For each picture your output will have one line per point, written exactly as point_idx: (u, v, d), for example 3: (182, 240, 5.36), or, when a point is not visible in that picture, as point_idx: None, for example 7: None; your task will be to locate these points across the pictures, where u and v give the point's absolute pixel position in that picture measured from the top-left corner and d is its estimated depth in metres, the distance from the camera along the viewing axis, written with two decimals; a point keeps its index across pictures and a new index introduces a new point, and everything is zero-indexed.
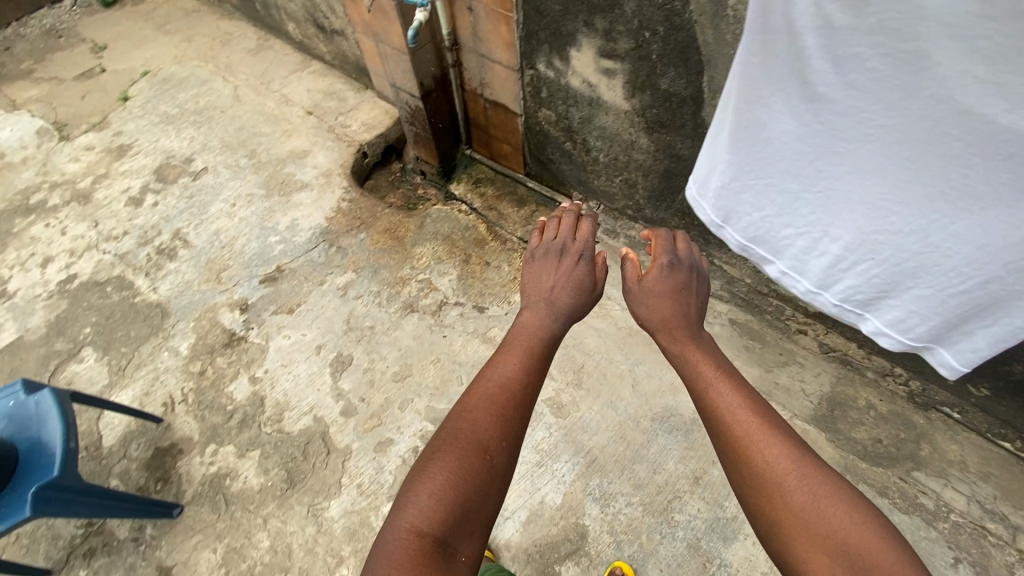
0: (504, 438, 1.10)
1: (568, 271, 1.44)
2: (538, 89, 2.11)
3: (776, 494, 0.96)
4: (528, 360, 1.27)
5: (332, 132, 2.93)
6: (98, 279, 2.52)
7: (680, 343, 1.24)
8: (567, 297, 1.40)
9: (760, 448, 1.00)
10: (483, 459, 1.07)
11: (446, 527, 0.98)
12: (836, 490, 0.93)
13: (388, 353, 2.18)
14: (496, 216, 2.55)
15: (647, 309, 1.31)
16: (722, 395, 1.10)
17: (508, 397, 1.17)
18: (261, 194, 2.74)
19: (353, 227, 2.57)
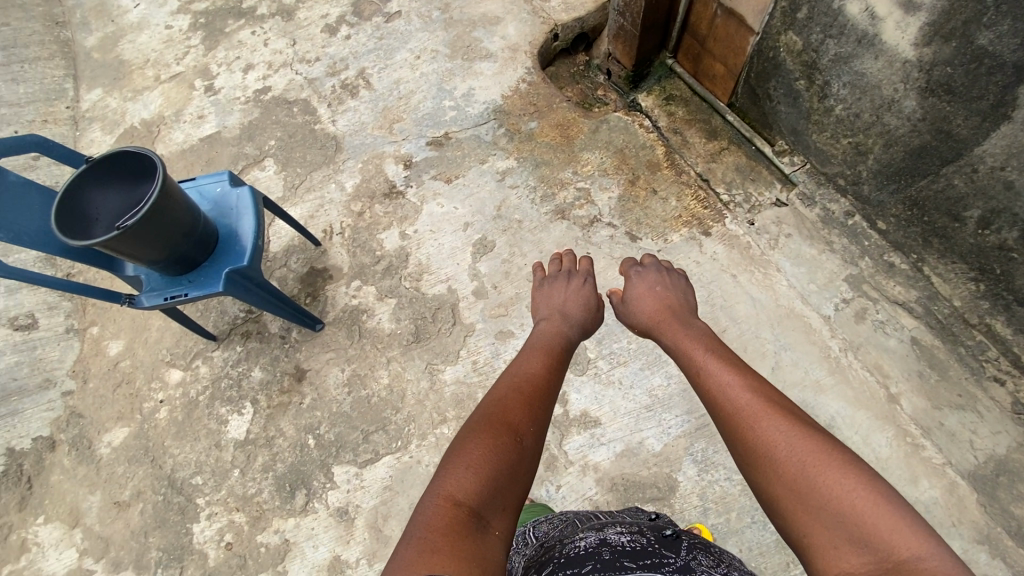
0: (529, 426, 1.16)
1: (581, 294, 1.68)
2: (796, 7, 1.81)
3: (772, 465, 0.94)
4: (549, 360, 1.42)
5: (529, 4, 2.72)
6: (288, 98, 2.65)
7: (681, 338, 1.38)
8: (584, 313, 1.63)
9: (756, 424, 1.01)
10: (512, 441, 1.10)
11: (480, 497, 0.97)
12: (830, 457, 0.90)
13: (530, 251, 2.16)
14: (678, 143, 2.29)
15: (644, 315, 1.55)
16: (728, 381, 1.13)
17: (532, 394, 1.25)
18: (446, 53, 2.67)
19: (526, 113, 2.46)
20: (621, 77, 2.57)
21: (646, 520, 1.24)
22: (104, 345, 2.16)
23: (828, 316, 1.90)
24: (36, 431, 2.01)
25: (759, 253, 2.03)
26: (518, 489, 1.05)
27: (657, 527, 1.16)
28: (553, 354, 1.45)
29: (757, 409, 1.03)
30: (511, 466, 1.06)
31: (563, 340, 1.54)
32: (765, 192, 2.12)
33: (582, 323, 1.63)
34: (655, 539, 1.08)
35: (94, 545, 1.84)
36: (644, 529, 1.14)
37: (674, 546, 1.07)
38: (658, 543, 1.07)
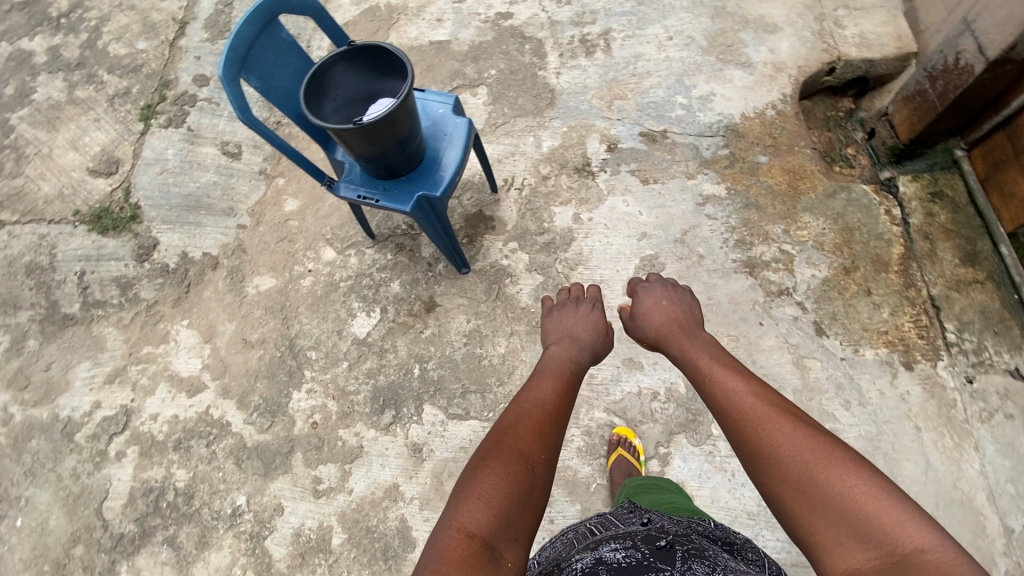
0: (541, 447, 1.10)
1: (592, 323, 1.58)
2: None
3: (776, 466, 0.92)
4: (564, 382, 1.35)
5: (818, 23, 2.34)
6: (525, 32, 2.56)
7: (691, 349, 1.33)
8: (594, 337, 1.53)
9: (764, 432, 0.98)
10: (526, 466, 1.05)
11: (492, 528, 0.93)
12: (835, 458, 0.87)
13: (698, 293, 1.97)
14: (923, 251, 1.93)
15: (651, 330, 1.46)
16: (733, 393, 1.10)
17: (546, 415, 1.20)
18: (702, 45, 2.40)
19: (760, 144, 2.17)
20: (885, 146, 2.19)
21: (638, 527, 1.06)
22: (283, 199, 2.33)
23: (1013, 530, 1.57)
24: (206, 248, 2.23)
25: (962, 419, 1.69)
26: (531, 509, 1.00)
27: (650, 536, 0.99)
28: (564, 377, 1.37)
29: (761, 415, 1.01)
30: (527, 488, 1.01)
31: (579, 363, 1.47)
32: (1005, 353, 1.76)
33: (596, 350, 1.53)
34: (651, 553, 0.93)
35: (215, 366, 2.06)
36: (635, 544, 0.97)
37: (668, 559, 0.91)
38: (652, 559, 0.91)
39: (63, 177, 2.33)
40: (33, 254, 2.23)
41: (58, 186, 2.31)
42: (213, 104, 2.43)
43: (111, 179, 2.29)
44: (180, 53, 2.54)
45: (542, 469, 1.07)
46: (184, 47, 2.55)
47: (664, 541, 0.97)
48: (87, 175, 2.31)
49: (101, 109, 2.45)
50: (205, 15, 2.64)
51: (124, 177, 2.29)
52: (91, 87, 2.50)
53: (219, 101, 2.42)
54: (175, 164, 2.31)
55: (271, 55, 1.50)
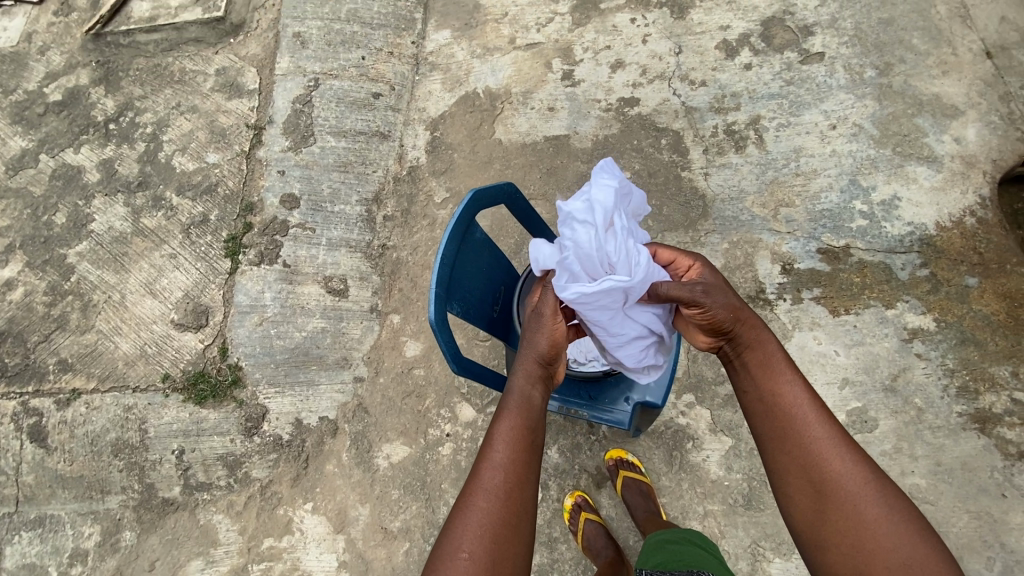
0: (478, 528, 0.92)
1: (547, 326, 1.10)
2: None
3: (847, 510, 0.96)
4: (518, 414, 1.01)
5: (1006, 106, 2.06)
6: (657, 124, 2.22)
7: (761, 342, 1.10)
8: (556, 342, 1.10)
9: (840, 484, 0.98)
10: (455, 561, 0.90)
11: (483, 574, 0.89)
12: (893, 504, 0.96)
13: (925, 457, 1.70)
14: None
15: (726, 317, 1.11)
16: (808, 425, 1.03)
17: (490, 486, 0.95)
18: (873, 134, 2.08)
19: (966, 262, 1.87)
20: None
21: None
22: (403, 343, 2.00)
23: None
24: (323, 412, 1.93)
25: None
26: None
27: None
28: (513, 416, 1.01)
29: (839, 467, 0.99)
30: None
31: (527, 388, 1.05)
32: None
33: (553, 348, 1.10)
34: None
35: (355, 564, 1.77)
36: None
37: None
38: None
39: (145, 333, 2.03)
40: (120, 429, 1.92)
41: (139, 344, 2.01)
42: (305, 231, 2.13)
43: (203, 334, 2.00)
44: (260, 168, 2.23)
45: (499, 556, 0.91)
46: (264, 160, 2.24)
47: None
48: (174, 328, 2.02)
49: (177, 242, 2.15)
50: (283, 116, 2.31)
51: (219, 331, 2.00)
52: (161, 215, 2.19)
53: (314, 226, 2.13)
54: (275, 310, 2.02)
55: (471, 268, 1.20)
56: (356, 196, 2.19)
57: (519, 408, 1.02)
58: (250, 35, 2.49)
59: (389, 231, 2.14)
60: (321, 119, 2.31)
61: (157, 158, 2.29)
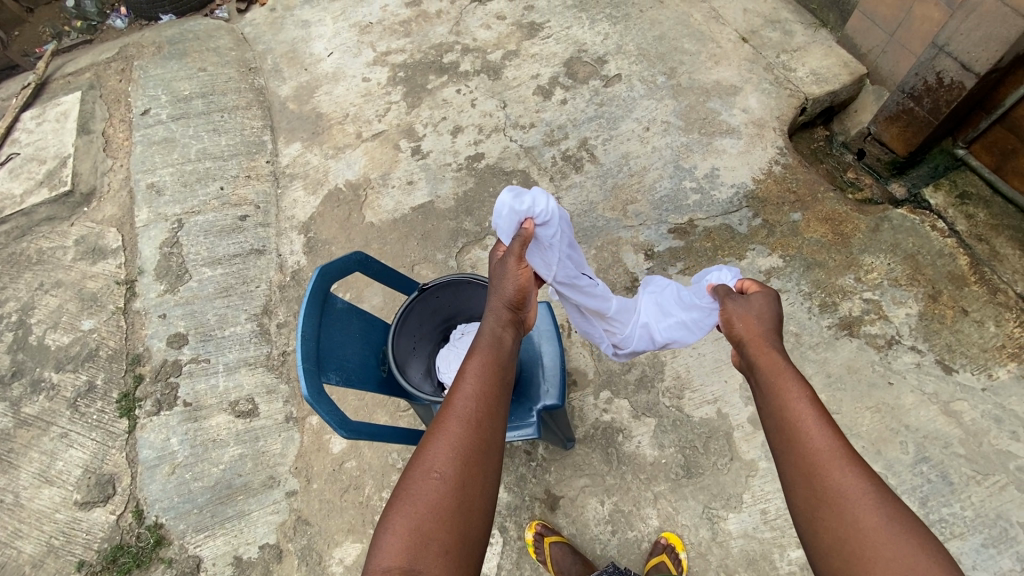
0: (451, 448, 0.95)
1: (511, 274, 1.19)
2: None
3: (848, 523, 0.88)
4: (488, 355, 1.09)
5: (770, 73, 2.48)
6: (505, 169, 2.46)
7: (767, 352, 1.09)
8: (521, 290, 1.19)
9: (844, 494, 0.90)
10: (428, 479, 0.92)
11: (455, 488, 0.92)
12: (905, 528, 0.85)
13: (815, 374, 1.87)
14: (987, 253, 2.01)
15: (745, 326, 1.16)
16: (810, 428, 0.96)
17: (462, 415, 0.99)
18: (680, 125, 2.42)
19: (786, 202, 2.17)
20: (883, 161, 2.33)
21: None
22: (328, 440, 1.98)
23: None
24: (262, 540, 1.83)
25: None
26: (463, 528, 0.90)
27: None
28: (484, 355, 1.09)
29: (837, 476, 0.91)
30: (464, 523, 0.90)
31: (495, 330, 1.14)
32: None
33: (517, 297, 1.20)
34: None
35: None
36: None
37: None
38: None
39: (48, 525, 1.87)
40: None
41: (44, 539, 1.86)
42: (200, 364, 2.10)
43: (113, 504, 1.88)
44: (140, 318, 2.21)
45: (471, 477, 0.94)
46: (142, 310, 2.23)
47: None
48: (79, 509, 1.88)
49: (65, 419, 2.05)
50: (153, 263, 2.33)
51: (130, 495, 1.89)
52: (42, 398, 2.09)
53: (209, 357, 2.12)
54: (186, 453, 1.95)
55: (337, 337, 1.25)
56: (245, 315, 2.21)
57: (489, 350, 1.10)
58: (103, 199, 2.54)
59: (285, 337, 2.16)
60: (193, 255, 2.35)
61: (27, 342, 2.21)
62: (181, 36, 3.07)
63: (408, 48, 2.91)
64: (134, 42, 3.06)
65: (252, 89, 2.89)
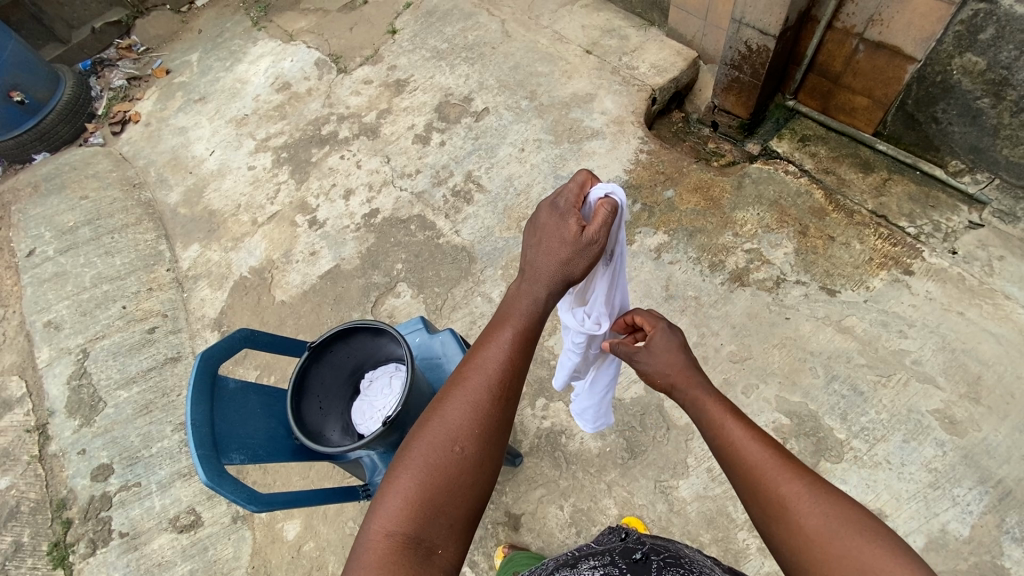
0: (473, 419, 0.92)
1: (573, 229, 1.05)
2: (980, 28, 1.78)
3: (799, 530, 0.82)
4: (520, 320, 1.02)
5: (618, 74, 2.71)
6: (401, 218, 2.55)
7: (692, 392, 1.06)
8: (568, 250, 1.05)
9: (788, 502, 0.85)
10: (448, 450, 0.90)
11: (466, 445, 0.91)
12: (853, 523, 0.79)
13: (721, 328, 2.00)
14: (836, 183, 2.23)
15: (661, 370, 1.12)
16: (735, 440, 0.94)
17: (485, 382, 0.96)
18: (551, 139, 2.60)
19: (658, 183, 2.35)
20: (734, 126, 2.56)
21: (615, 543, 0.93)
22: (280, 528, 1.91)
23: None
24: None
25: (979, 284, 1.91)
26: (473, 505, 0.90)
27: (626, 549, 0.88)
28: (517, 319, 1.03)
29: (777, 480, 0.87)
30: (468, 488, 0.89)
31: (527, 288, 1.05)
32: (952, 216, 2.05)
33: (568, 271, 1.05)
34: (629, 571, 0.81)
35: None
36: (610, 558, 0.86)
37: (645, 571, 0.82)
38: None
39: None
40: None
41: None
42: (132, 490, 2.02)
43: None
44: (59, 460, 2.13)
45: (489, 454, 0.92)
46: (60, 450, 2.15)
47: (639, 551, 0.87)
48: None
49: None
50: (63, 401, 2.26)
51: None
52: None
53: (139, 479, 2.04)
54: None
55: (233, 416, 1.28)
56: (170, 427, 2.15)
57: (525, 314, 1.03)
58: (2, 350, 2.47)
59: None
60: (104, 381, 2.29)
61: None
62: (56, 171, 3.04)
63: (286, 130, 2.99)
64: (8, 188, 3.02)
65: (139, 203, 2.87)
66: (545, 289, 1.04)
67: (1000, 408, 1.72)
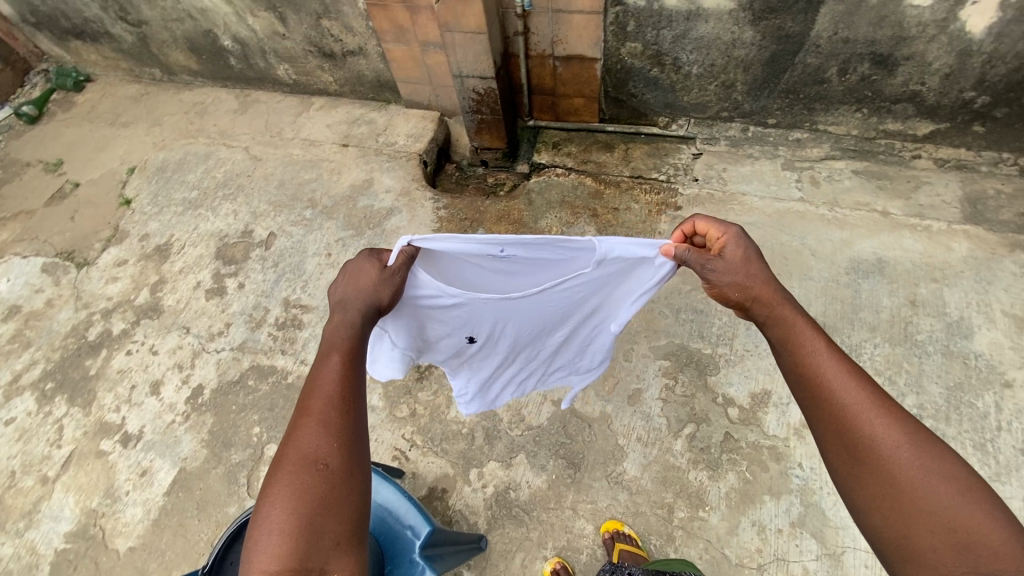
0: (330, 440, 1.04)
1: (372, 263, 1.24)
2: (625, 24, 2.29)
3: (883, 475, 0.96)
4: (344, 342, 1.17)
5: (382, 154, 2.83)
6: (234, 380, 2.26)
7: (783, 313, 1.17)
8: (380, 280, 1.22)
9: (874, 446, 0.98)
10: (315, 474, 1.00)
11: (331, 463, 1.02)
12: (941, 472, 0.93)
13: None
14: (597, 167, 2.64)
15: (737, 292, 1.21)
16: (834, 385, 1.05)
17: (329, 405, 1.08)
18: (351, 234, 2.58)
19: (466, 229, 2.50)
20: (499, 157, 2.86)
21: None
22: None
23: (802, 197, 2.35)
24: None
25: (723, 194, 2.43)
26: (351, 515, 1.00)
27: None
28: (342, 344, 1.17)
29: (858, 430, 1.00)
30: (341, 501, 0.99)
31: (346, 318, 1.20)
32: (681, 156, 2.58)
33: (379, 300, 1.22)
34: None
35: None
36: None
37: None
38: None
39: None
40: None
41: None
42: None
43: None
44: None
45: (353, 462, 1.04)
46: None
47: None
48: None
49: None
50: None
51: None
52: None
53: None
54: None
55: None
56: None
57: (346, 340, 1.17)
58: None
59: None
60: None
61: None
62: None
63: (38, 357, 2.44)
64: None
65: None
66: (357, 313, 1.20)
67: (786, 270, 2.19)
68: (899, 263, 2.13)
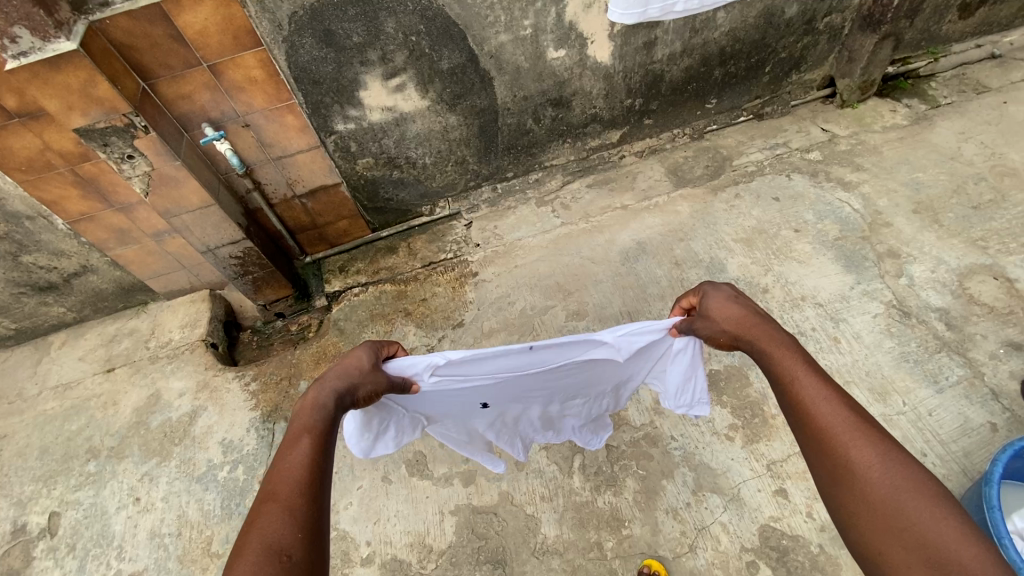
0: (298, 528, 1.00)
1: (360, 354, 1.28)
2: (347, 146, 2.41)
3: (863, 488, 0.99)
4: (317, 425, 1.15)
5: (159, 359, 2.51)
6: None
7: (761, 345, 1.24)
8: (367, 370, 1.26)
9: (851, 463, 1.02)
10: (279, 563, 0.94)
11: (295, 554, 0.97)
12: (919, 487, 0.96)
13: None
14: (389, 272, 2.70)
15: (727, 326, 1.30)
16: (814, 398, 1.11)
17: (296, 491, 1.05)
18: (156, 462, 2.20)
19: (287, 390, 2.32)
20: (292, 304, 2.75)
21: None
22: None
23: (562, 221, 2.70)
24: None
25: (504, 246, 2.67)
26: None
27: None
28: (312, 427, 1.15)
29: (832, 446, 1.05)
30: None
31: (316, 401, 1.19)
32: (456, 230, 2.79)
33: (355, 391, 1.23)
34: None
35: None
36: None
37: None
38: None
39: None
40: None
41: None
42: None
43: None
44: None
45: (316, 559, 0.99)
46: None
47: None
48: None
49: None
50: None
51: None
52: None
53: None
54: None
55: None
56: None
57: (318, 422, 1.15)
58: None
59: None
60: None
61: None
62: None
63: None
64: None
65: None
66: (331, 396, 1.19)
67: (581, 284, 2.46)
68: (653, 238, 2.55)
